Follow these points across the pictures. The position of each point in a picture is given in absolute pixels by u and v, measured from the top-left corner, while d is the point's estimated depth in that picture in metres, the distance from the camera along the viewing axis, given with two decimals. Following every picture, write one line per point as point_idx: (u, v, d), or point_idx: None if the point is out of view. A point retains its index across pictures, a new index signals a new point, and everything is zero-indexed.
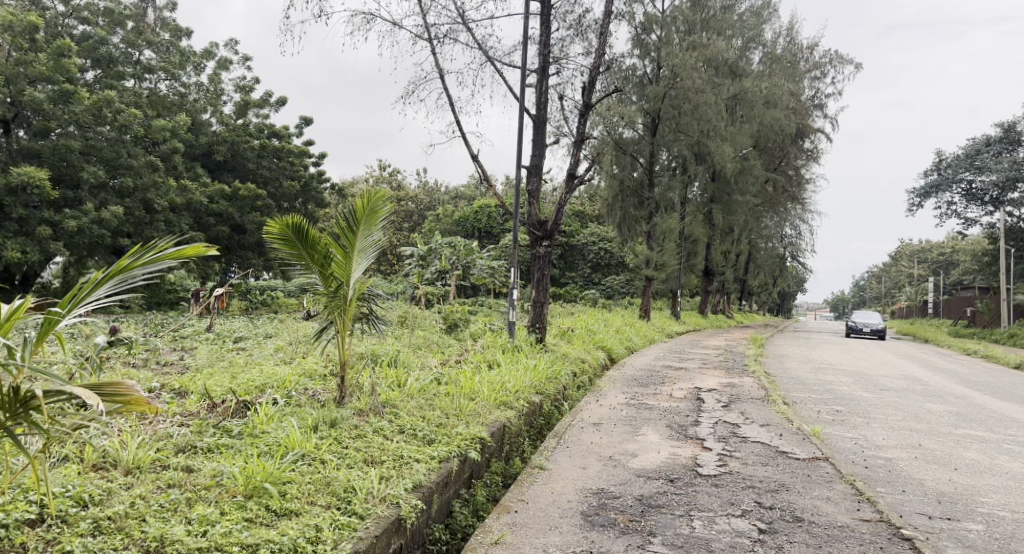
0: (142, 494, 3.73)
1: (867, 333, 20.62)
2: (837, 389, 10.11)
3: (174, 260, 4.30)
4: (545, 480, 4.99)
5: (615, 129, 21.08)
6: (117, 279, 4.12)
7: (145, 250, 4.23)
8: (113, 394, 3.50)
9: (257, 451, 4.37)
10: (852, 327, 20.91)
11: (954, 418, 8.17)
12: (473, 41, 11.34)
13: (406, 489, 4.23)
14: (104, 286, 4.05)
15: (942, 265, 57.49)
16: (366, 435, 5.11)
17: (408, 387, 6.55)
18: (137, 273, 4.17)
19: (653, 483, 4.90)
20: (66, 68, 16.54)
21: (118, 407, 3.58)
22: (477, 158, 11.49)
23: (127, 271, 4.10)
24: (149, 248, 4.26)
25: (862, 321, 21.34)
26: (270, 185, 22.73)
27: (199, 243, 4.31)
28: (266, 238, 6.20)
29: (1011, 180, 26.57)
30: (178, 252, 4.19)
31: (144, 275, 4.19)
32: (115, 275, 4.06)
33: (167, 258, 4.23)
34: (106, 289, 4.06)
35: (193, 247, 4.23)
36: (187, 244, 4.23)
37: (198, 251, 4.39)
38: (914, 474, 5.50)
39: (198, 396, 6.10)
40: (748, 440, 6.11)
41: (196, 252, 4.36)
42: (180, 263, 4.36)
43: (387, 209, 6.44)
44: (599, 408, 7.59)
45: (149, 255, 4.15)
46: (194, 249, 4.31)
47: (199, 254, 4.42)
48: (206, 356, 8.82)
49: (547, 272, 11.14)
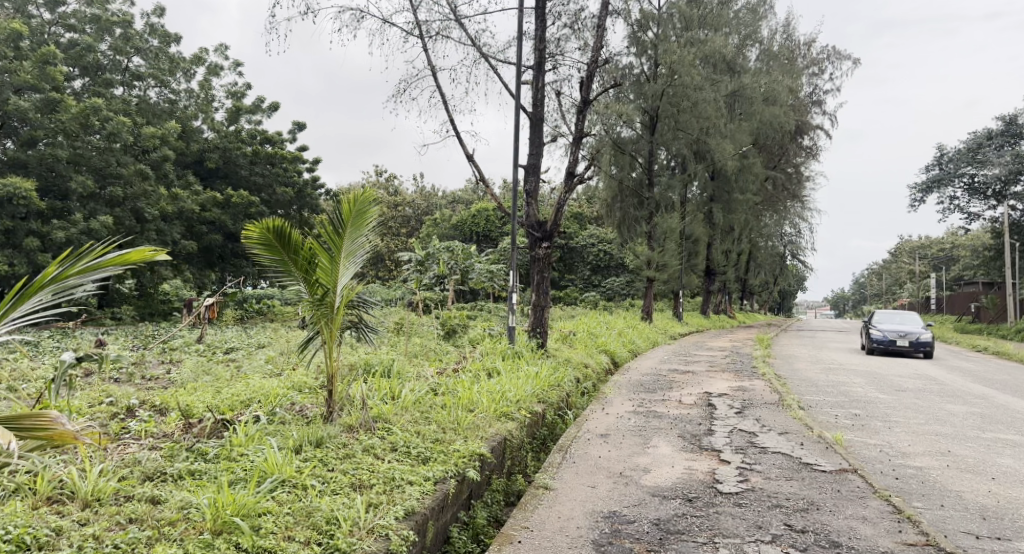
0: (96, 533, 3.31)
1: (903, 348, 15.17)
2: (851, 391, 9.67)
3: (117, 264, 4.48)
4: (551, 503, 4.55)
5: (613, 128, 20.61)
6: (56, 285, 4.33)
7: (87, 257, 4.42)
8: (34, 428, 3.77)
9: (230, 480, 3.93)
10: (881, 341, 15.22)
11: (979, 421, 7.74)
12: (466, 38, 10.95)
13: (395, 518, 3.81)
14: (42, 292, 4.27)
15: (943, 260, 56.89)
16: (354, 455, 4.69)
17: (401, 400, 6.11)
18: (75, 280, 4.36)
19: (670, 504, 4.48)
20: (53, 77, 16.25)
21: (43, 440, 3.82)
22: (472, 159, 11.07)
23: (65, 279, 4.32)
24: (92, 254, 4.46)
25: (892, 328, 15.60)
26: (263, 192, 22.31)
27: (142, 248, 4.46)
28: (245, 243, 5.75)
29: (1014, 174, 26.01)
30: (119, 257, 4.37)
31: (85, 280, 4.40)
32: (53, 282, 4.28)
33: (107, 263, 4.42)
34: (44, 294, 4.29)
35: (135, 252, 4.39)
36: (128, 249, 4.39)
37: (144, 256, 4.55)
38: (949, 485, 5.09)
39: (177, 415, 5.72)
40: (768, 451, 5.68)
41: (141, 255, 4.51)
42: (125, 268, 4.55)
43: (375, 211, 6.05)
44: (604, 416, 7.17)
45: (86, 262, 4.36)
46: (138, 254, 4.45)
47: (142, 258, 4.55)
48: (191, 368, 8.38)
49: (547, 274, 10.66)
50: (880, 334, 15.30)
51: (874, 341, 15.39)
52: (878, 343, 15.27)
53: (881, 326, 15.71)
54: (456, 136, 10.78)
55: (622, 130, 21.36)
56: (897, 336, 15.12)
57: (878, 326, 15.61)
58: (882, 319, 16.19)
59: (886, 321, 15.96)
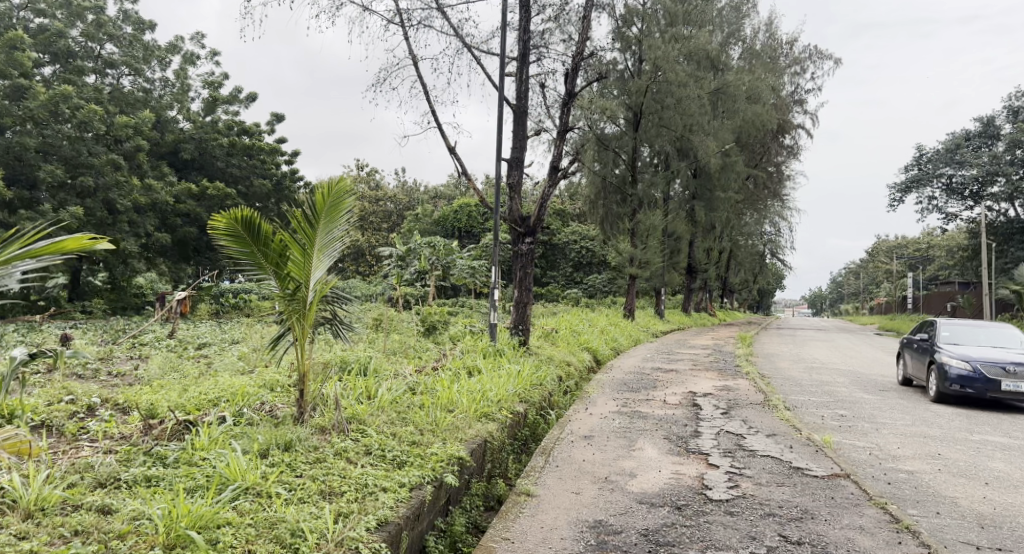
0: (33, 548, 3.05)
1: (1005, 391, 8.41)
2: (835, 391, 9.55)
3: (52, 252, 4.15)
4: (533, 511, 4.33)
5: (596, 124, 20.41)
6: None
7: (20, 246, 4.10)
8: None
9: (186, 489, 3.66)
10: (962, 383, 8.53)
11: (966, 423, 7.62)
12: (448, 28, 10.68)
13: (366, 529, 3.56)
14: None
15: (919, 259, 57.29)
16: (326, 459, 4.42)
17: (378, 400, 5.83)
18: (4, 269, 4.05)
19: (659, 512, 4.27)
20: (20, 63, 15.79)
21: None
22: (453, 152, 10.81)
23: None
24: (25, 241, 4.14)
25: (979, 354, 8.74)
26: (240, 184, 21.84)
27: (78, 236, 4.13)
28: (211, 234, 5.46)
29: (990, 175, 26.10)
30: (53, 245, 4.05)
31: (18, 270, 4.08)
32: None
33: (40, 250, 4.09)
34: None
35: (69, 241, 4.06)
36: (63, 237, 4.07)
37: (82, 244, 4.22)
38: (943, 491, 4.92)
39: (141, 415, 5.44)
40: (757, 455, 5.49)
41: (78, 244, 4.18)
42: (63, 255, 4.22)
43: (350, 202, 5.75)
44: (588, 417, 6.94)
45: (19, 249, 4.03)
46: (74, 242, 4.13)
47: (80, 246, 4.21)
48: (159, 365, 8.06)
49: (529, 271, 10.42)
50: (959, 368, 8.56)
51: (948, 379, 8.68)
52: (955, 385, 8.59)
53: (959, 352, 8.91)
54: (438, 128, 10.52)
55: (606, 126, 21.21)
56: (996, 373, 8.35)
57: (955, 351, 8.81)
58: (954, 337, 9.40)
59: (961, 341, 9.19)
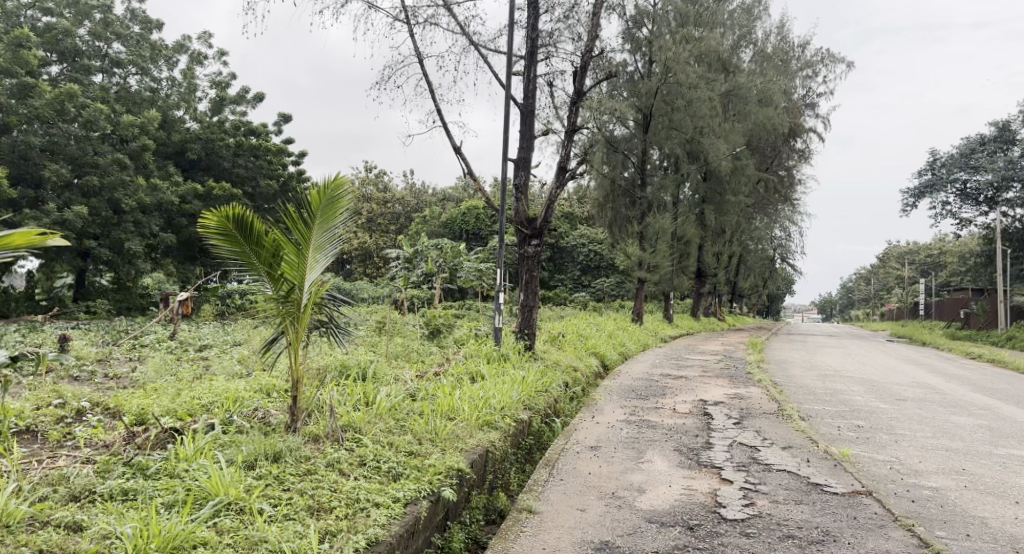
0: None
1: None
2: (851, 400, 9.26)
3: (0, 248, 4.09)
4: (535, 530, 4.09)
5: (605, 126, 20.15)
6: None
7: None
8: None
9: (160, 506, 3.51)
10: None
11: (989, 435, 7.33)
12: (455, 26, 10.45)
13: (353, 551, 3.39)
14: None
15: (930, 265, 56.78)
16: (317, 471, 4.19)
17: (375, 407, 5.58)
18: None
19: (669, 532, 4.03)
20: (26, 61, 15.66)
21: None
22: (459, 151, 10.57)
23: None
24: None
25: None
26: (247, 184, 21.73)
27: (27, 232, 4.08)
28: (201, 232, 5.25)
29: (1006, 180, 25.70)
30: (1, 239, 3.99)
31: None
32: None
33: None
34: None
35: (16, 235, 4.01)
36: (11, 233, 4.02)
37: (31, 240, 4.17)
38: (972, 511, 4.64)
39: (129, 420, 5.24)
40: (773, 469, 5.21)
41: (27, 240, 4.12)
42: (13, 251, 4.15)
43: (348, 199, 5.51)
44: (595, 426, 6.68)
45: None
46: (22, 237, 4.08)
47: (30, 242, 4.16)
48: (155, 367, 7.84)
49: (536, 273, 10.16)
50: None
51: None
52: None
53: None
54: (442, 126, 10.29)
55: (615, 128, 20.92)
56: None
57: None
58: None
59: None
